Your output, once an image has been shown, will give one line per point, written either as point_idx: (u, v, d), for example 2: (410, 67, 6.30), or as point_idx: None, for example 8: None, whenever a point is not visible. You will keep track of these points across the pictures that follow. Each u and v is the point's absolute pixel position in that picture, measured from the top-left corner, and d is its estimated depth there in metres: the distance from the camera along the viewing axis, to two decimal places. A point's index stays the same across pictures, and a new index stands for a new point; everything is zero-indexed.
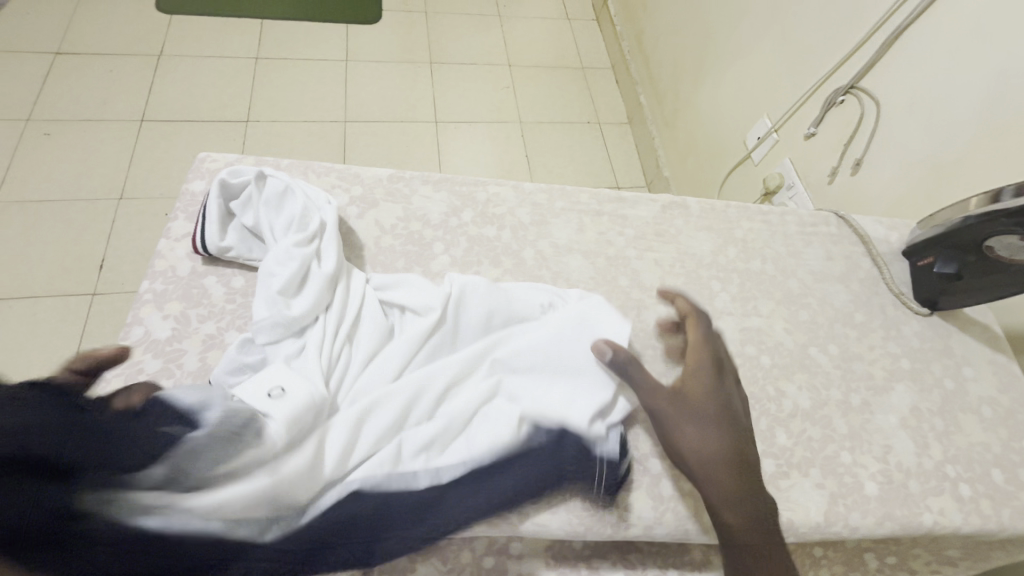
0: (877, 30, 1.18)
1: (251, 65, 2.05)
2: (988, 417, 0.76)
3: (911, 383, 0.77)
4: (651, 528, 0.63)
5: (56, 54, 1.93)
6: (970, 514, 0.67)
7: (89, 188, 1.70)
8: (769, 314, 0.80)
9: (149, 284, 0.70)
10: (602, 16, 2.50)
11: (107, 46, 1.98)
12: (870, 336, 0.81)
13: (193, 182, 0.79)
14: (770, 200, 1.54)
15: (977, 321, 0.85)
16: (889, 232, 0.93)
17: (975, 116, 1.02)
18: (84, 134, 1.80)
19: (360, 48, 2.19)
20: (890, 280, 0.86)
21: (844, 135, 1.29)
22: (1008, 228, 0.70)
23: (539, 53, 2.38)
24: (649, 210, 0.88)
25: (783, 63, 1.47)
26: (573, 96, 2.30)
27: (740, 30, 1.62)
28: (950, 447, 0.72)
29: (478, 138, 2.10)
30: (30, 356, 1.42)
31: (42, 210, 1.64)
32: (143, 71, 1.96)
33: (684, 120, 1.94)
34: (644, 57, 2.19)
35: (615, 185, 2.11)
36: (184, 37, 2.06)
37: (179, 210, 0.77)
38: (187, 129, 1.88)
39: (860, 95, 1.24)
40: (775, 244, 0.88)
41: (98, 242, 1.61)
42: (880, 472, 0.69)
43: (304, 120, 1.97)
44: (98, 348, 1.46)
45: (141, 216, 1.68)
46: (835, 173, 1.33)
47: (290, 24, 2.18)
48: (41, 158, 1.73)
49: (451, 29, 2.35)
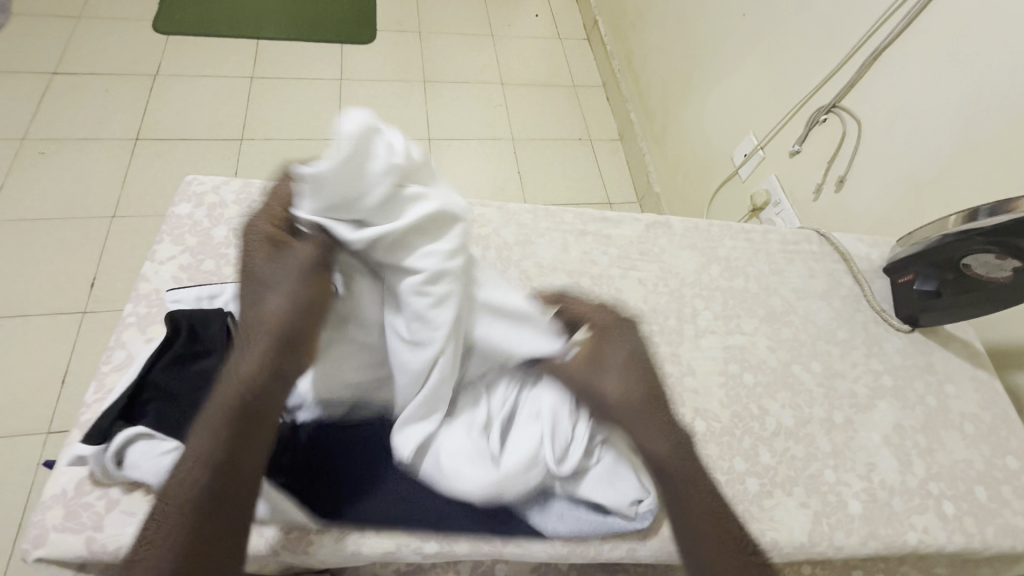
0: (855, 53, 1.22)
1: (247, 84, 2.08)
2: (970, 433, 0.76)
3: (894, 401, 0.77)
4: (634, 549, 0.64)
5: (52, 74, 1.95)
6: (954, 532, 0.68)
7: (83, 206, 1.71)
8: (751, 333, 0.81)
9: (132, 308, 0.69)
10: (593, 37, 2.55)
11: (105, 67, 2.01)
12: (853, 353, 0.81)
13: (179, 206, 0.78)
14: (758, 216, 1.57)
15: (959, 338, 0.85)
16: (870, 249, 0.94)
17: (951, 134, 1.05)
18: (78, 153, 1.81)
19: (354, 68, 2.22)
20: (871, 298, 0.86)
21: (828, 153, 1.32)
22: (984, 245, 0.72)
23: (531, 71, 2.42)
24: (633, 229, 0.88)
25: (768, 82, 1.50)
26: (565, 114, 2.33)
27: (725, 51, 1.66)
28: (933, 464, 0.72)
29: (471, 155, 2.12)
30: (19, 376, 1.41)
31: (34, 229, 1.65)
32: (140, 90, 1.98)
33: (673, 136, 1.97)
34: (633, 75, 2.23)
35: (606, 201, 2.13)
36: (181, 58, 2.09)
37: (165, 233, 0.75)
38: (182, 148, 1.89)
39: (842, 114, 1.27)
40: (758, 262, 0.89)
41: (90, 261, 1.61)
42: (864, 491, 0.69)
43: (299, 138, 1.99)
44: (87, 366, 1.45)
45: (134, 234, 1.69)
46: (820, 190, 1.35)
47: (286, 45, 2.21)
48: (35, 176, 1.74)
49: (445, 49, 2.39)
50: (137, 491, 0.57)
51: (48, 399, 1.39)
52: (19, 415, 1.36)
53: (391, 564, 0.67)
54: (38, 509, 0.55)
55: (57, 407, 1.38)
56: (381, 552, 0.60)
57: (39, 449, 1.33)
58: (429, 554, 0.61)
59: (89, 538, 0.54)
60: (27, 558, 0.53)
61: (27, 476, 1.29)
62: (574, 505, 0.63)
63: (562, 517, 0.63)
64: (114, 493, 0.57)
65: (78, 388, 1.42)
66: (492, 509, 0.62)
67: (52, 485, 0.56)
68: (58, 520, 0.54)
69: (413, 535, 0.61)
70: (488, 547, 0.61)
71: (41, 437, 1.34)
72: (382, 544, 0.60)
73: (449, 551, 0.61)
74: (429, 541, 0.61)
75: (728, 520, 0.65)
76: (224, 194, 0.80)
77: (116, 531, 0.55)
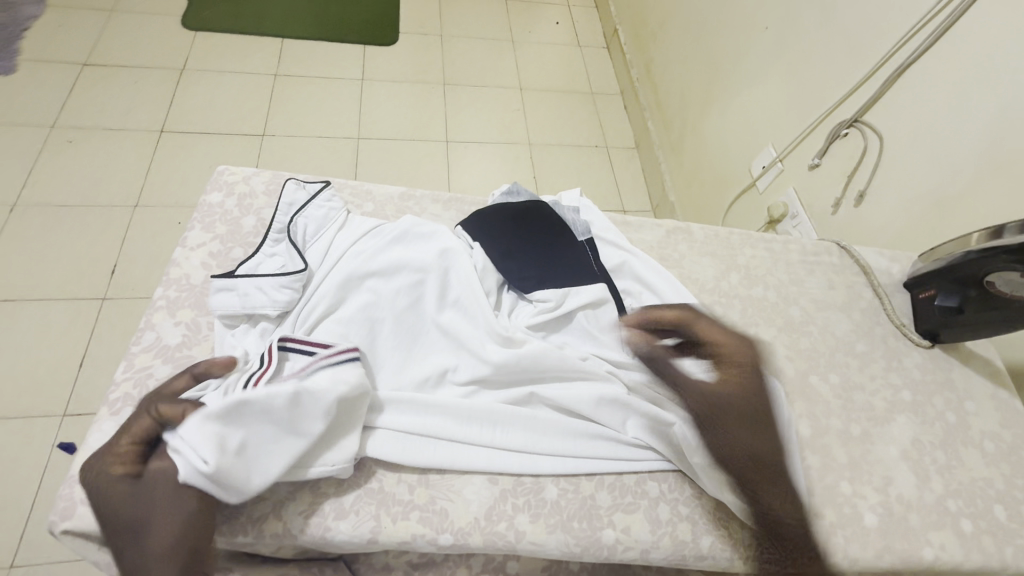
0: (878, 69, 1.22)
1: (270, 81, 2.12)
2: (990, 451, 0.76)
3: (912, 416, 0.77)
4: (647, 552, 0.62)
5: (82, 65, 2.00)
6: (972, 550, 0.67)
7: (107, 194, 1.75)
8: (768, 341, 0.81)
9: (162, 291, 0.70)
10: (613, 45, 2.57)
11: (134, 59, 2.06)
12: (872, 366, 0.81)
13: (212, 194, 0.80)
14: (775, 228, 1.56)
15: (980, 356, 0.85)
16: (891, 263, 0.93)
17: (974, 151, 1.05)
18: (104, 142, 1.85)
19: (376, 68, 2.26)
20: (891, 312, 0.86)
21: (849, 167, 1.31)
22: (1007, 264, 0.70)
23: (550, 78, 2.44)
24: (653, 234, 0.89)
25: (789, 95, 1.50)
26: (582, 120, 2.35)
27: (746, 63, 1.67)
28: (951, 481, 0.72)
29: (488, 158, 2.14)
30: (37, 358, 1.44)
31: (59, 215, 1.68)
32: (167, 83, 2.03)
33: (691, 146, 1.97)
34: (652, 84, 2.24)
35: (621, 208, 2.14)
36: (208, 53, 2.13)
37: (197, 220, 0.77)
38: (205, 141, 1.93)
39: (864, 128, 1.26)
40: (778, 271, 0.89)
41: (111, 248, 1.65)
42: (881, 505, 0.68)
43: (318, 136, 2.02)
44: (105, 352, 1.48)
45: (156, 223, 1.72)
46: (840, 203, 1.35)
47: (310, 44, 2.25)
48: (62, 164, 1.78)
49: (465, 53, 2.42)
50: None
51: (65, 382, 1.42)
52: (36, 397, 1.39)
53: (402, 556, 0.68)
54: (65, 483, 0.56)
55: (73, 390, 1.40)
56: (393, 541, 0.59)
57: (54, 430, 1.35)
58: (444, 546, 0.60)
59: None
60: (54, 530, 0.54)
61: (41, 457, 1.32)
62: (589, 504, 0.64)
63: (579, 504, 0.63)
64: None
65: (95, 373, 1.45)
66: (508, 504, 0.63)
67: (81, 460, 0.57)
68: (85, 494, 0.55)
69: (429, 526, 0.60)
70: (502, 542, 0.60)
71: (57, 419, 1.37)
72: (394, 534, 0.59)
73: (463, 545, 0.60)
74: (444, 533, 0.60)
75: (742, 527, 0.65)
76: (254, 185, 0.82)
77: None
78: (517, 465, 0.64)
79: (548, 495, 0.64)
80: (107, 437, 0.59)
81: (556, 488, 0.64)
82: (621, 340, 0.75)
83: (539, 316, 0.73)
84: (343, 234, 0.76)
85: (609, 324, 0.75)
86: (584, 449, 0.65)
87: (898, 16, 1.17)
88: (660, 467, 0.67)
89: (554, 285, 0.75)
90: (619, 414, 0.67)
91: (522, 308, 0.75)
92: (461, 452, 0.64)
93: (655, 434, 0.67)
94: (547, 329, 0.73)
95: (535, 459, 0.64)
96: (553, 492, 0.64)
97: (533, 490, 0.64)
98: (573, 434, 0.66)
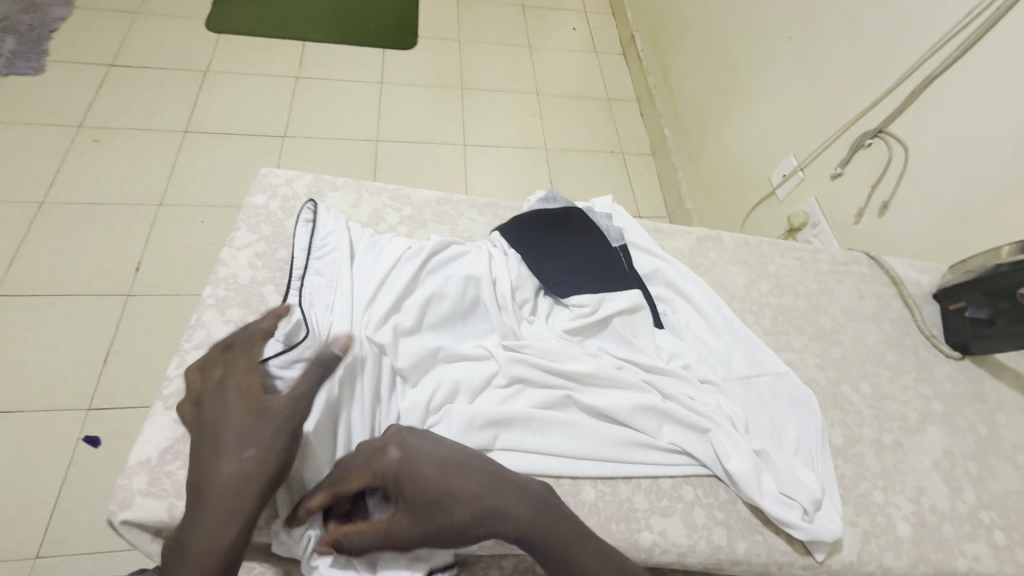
0: (904, 80, 1.23)
1: (292, 83, 2.15)
2: (1023, 464, 0.76)
3: (944, 427, 0.77)
4: (684, 556, 0.63)
5: (110, 66, 2.04)
6: (1005, 562, 0.67)
7: (132, 193, 1.78)
8: (800, 350, 0.81)
9: (211, 290, 0.72)
10: (630, 52, 2.58)
11: (159, 61, 2.10)
12: (902, 377, 0.81)
13: (256, 196, 0.82)
14: (796, 236, 1.57)
15: (1011, 368, 0.85)
16: (920, 274, 0.94)
17: (1002, 164, 1.05)
18: (130, 142, 1.89)
19: (395, 72, 2.28)
20: (921, 322, 0.87)
21: (873, 178, 1.32)
22: None
23: (567, 83, 2.46)
24: (685, 242, 0.90)
25: (811, 104, 1.51)
26: (599, 126, 2.36)
27: (768, 72, 1.68)
28: (984, 492, 0.72)
29: (505, 162, 2.15)
30: (64, 353, 1.47)
31: (86, 212, 1.72)
32: (191, 85, 2.06)
33: (710, 153, 1.98)
34: (670, 91, 2.25)
35: (638, 214, 2.15)
36: (232, 56, 2.17)
37: (242, 221, 0.79)
38: (228, 141, 1.96)
39: (889, 139, 1.27)
40: (808, 281, 0.90)
41: (136, 246, 1.68)
42: (914, 514, 0.69)
43: (339, 138, 2.05)
44: (129, 348, 1.50)
45: (179, 222, 1.75)
46: (863, 213, 1.35)
47: (331, 47, 2.28)
48: (89, 163, 1.81)
49: (483, 58, 2.44)
50: None
51: (90, 377, 1.44)
52: (62, 391, 1.41)
53: None
54: (123, 474, 0.58)
55: (98, 386, 1.42)
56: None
57: (79, 424, 1.37)
58: (485, 546, 0.61)
59: (170, 504, 0.56)
60: (113, 520, 0.56)
61: (66, 451, 1.34)
62: (626, 507, 0.65)
63: (617, 506, 0.64)
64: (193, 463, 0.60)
65: (120, 368, 1.47)
66: None
67: (137, 452, 0.59)
68: (143, 485, 0.57)
69: None
70: None
71: (82, 413, 1.39)
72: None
73: (503, 544, 0.61)
74: None
75: (777, 533, 0.66)
76: (297, 187, 0.84)
77: None
78: (557, 467, 0.64)
79: (587, 498, 0.64)
80: (162, 430, 0.61)
81: (594, 491, 0.65)
82: (655, 345, 0.76)
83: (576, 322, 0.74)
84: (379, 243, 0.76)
85: (644, 330, 0.76)
86: (622, 454, 0.66)
87: (924, 28, 1.18)
88: (697, 471, 0.67)
89: (590, 290, 0.77)
90: (655, 421, 0.68)
91: (558, 313, 0.76)
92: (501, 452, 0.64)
93: (691, 440, 0.68)
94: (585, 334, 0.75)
95: (578, 462, 0.65)
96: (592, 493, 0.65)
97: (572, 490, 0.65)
98: (613, 438, 0.67)
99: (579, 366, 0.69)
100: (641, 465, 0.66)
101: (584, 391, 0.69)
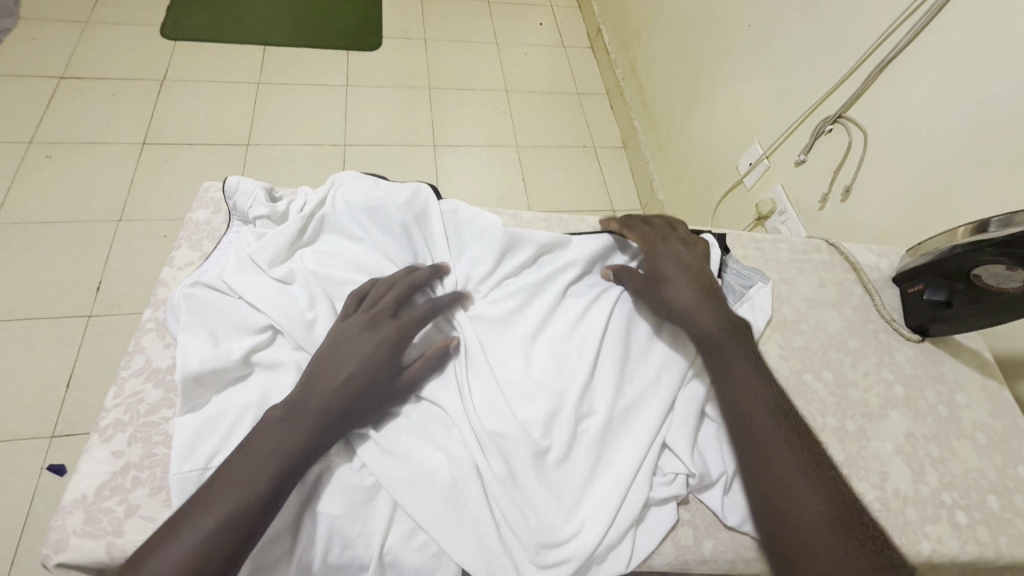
0: (863, 63, 1.23)
1: (253, 89, 2.09)
2: (982, 443, 0.77)
3: (906, 410, 0.78)
4: (650, 559, 0.63)
5: (60, 79, 1.96)
6: (968, 542, 0.68)
7: (88, 209, 1.71)
8: (764, 342, 0.81)
9: (152, 313, 0.71)
10: (597, 45, 2.57)
11: (111, 72, 2.02)
12: (865, 362, 0.82)
13: (198, 212, 0.81)
14: (764, 224, 1.58)
15: (969, 347, 0.86)
16: (880, 258, 0.95)
17: (958, 145, 1.06)
18: (85, 157, 1.82)
19: (360, 74, 2.24)
20: (880, 307, 0.87)
21: (834, 163, 1.33)
22: (994, 256, 0.71)
23: (535, 79, 2.44)
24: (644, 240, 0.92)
25: (771, 93, 1.52)
26: (570, 121, 2.35)
27: (730, 61, 1.68)
28: (946, 474, 0.73)
29: (477, 162, 2.13)
30: (23, 380, 1.41)
31: (39, 232, 1.65)
32: (147, 95, 1.99)
33: (678, 145, 1.99)
34: (638, 84, 2.24)
35: (612, 209, 2.15)
36: (189, 63, 2.10)
37: (183, 239, 0.78)
38: (188, 152, 1.90)
39: (847, 125, 1.28)
40: (769, 271, 0.90)
41: (95, 265, 1.61)
42: (878, 500, 0.69)
43: (305, 144, 2.00)
44: (92, 371, 1.45)
45: (139, 237, 1.69)
46: (826, 200, 1.36)
47: (291, 50, 2.23)
48: (42, 181, 1.74)
49: (450, 57, 2.41)
50: (158, 496, 0.58)
51: (52, 404, 1.39)
52: (22, 419, 1.35)
53: None
54: (57, 515, 0.55)
55: (61, 412, 1.37)
56: (425, 567, 0.57)
57: (42, 453, 1.32)
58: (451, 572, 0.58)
59: (108, 543, 0.54)
60: (47, 563, 0.53)
61: (30, 480, 1.29)
62: None
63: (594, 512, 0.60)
64: (134, 498, 0.57)
65: (84, 393, 1.42)
66: None
67: (72, 490, 0.57)
68: (78, 525, 0.55)
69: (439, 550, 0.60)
70: None
71: (46, 440, 1.34)
72: (410, 560, 0.57)
73: None
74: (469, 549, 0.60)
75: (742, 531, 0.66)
76: None
77: (136, 536, 0.55)
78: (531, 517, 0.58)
79: None
80: (100, 465, 0.58)
81: None
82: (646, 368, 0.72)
83: (550, 346, 0.71)
84: (357, 206, 0.76)
85: (607, 339, 0.73)
86: (595, 493, 0.61)
87: (879, 12, 1.18)
88: (683, 480, 0.65)
89: (564, 313, 0.75)
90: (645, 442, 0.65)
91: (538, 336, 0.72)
92: (481, 461, 0.59)
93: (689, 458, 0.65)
94: (571, 368, 0.69)
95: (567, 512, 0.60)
96: (597, 529, 0.59)
97: (568, 540, 0.58)
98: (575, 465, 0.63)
99: (549, 376, 0.68)
100: (620, 486, 0.61)
101: (558, 426, 0.64)
